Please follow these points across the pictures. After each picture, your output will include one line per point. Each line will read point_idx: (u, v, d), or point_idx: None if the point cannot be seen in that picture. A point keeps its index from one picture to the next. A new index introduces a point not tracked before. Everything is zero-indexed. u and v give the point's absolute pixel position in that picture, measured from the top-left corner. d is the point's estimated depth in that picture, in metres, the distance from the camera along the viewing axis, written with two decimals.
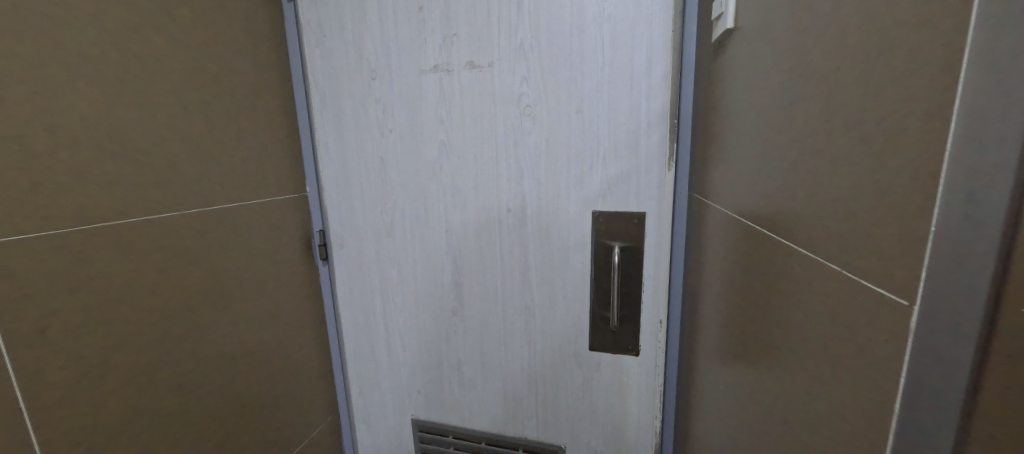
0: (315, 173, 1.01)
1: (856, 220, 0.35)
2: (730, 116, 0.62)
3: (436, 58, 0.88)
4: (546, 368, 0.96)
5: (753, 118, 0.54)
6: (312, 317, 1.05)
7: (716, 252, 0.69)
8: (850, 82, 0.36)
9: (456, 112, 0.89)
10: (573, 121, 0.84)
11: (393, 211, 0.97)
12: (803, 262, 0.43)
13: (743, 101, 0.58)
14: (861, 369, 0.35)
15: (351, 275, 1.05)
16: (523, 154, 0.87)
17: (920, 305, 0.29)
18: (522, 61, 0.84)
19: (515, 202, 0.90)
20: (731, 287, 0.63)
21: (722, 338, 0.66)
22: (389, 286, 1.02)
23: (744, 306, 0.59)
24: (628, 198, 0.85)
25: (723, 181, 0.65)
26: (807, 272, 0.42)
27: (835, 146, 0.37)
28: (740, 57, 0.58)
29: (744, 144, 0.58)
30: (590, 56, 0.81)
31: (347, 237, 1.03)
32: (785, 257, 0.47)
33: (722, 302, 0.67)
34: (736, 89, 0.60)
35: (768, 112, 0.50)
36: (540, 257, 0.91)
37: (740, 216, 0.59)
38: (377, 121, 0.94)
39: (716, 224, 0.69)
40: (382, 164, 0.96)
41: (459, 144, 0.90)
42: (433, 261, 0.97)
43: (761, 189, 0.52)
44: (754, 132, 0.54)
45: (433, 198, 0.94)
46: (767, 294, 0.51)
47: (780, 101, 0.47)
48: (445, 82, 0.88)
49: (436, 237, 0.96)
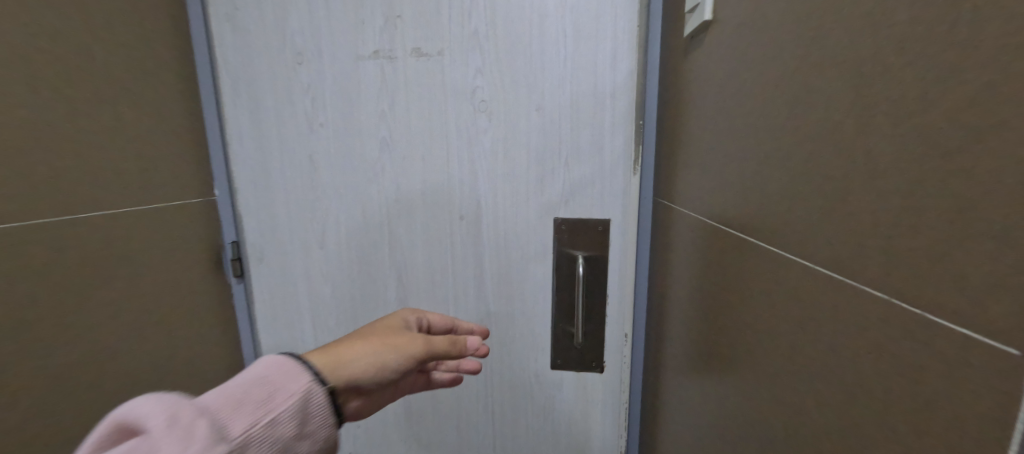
0: (226, 174, 0.84)
1: (874, 237, 0.29)
2: (706, 114, 0.57)
3: (377, 42, 0.76)
4: (506, 390, 0.87)
5: (733, 118, 0.49)
6: (225, 348, 0.87)
7: (685, 258, 0.65)
8: (860, 72, 0.30)
9: (400, 106, 0.78)
10: (533, 120, 0.76)
11: (324, 219, 0.83)
12: (796, 279, 0.37)
13: (721, 100, 0.53)
14: (872, 415, 0.29)
15: (273, 295, 0.89)
16: (478, 155, 0.78)
17: (981, 347, 0.23)
18: (476, 51, 0.75)
19: (470, 209, 0.80)
20: (703, 297, 0.59)
21: (693, 351, 0.62)
22: (320, 306, 0.88)
23: (719, 323, 0.54)
24: (592, 204, 0.78)
25: (695, 184, 0.61)
26: (802, 292, 0.36)
27: (844, 144, 0.31)
28: (719, 53, 0.53)
29: (720, 146, 0.53)
30: (551, 48, 0.73)
31: (268, 249, 0.86)
32: (772, 272, 0.41)
33: (693, 312, 0.63)
34: (715, 86, 0.54)
35: (752, 108, 0.45)
36: (497, 269, 0.82)
37: (716, 221, 0.54)
38: (304, 113, 0.79)
39: (685, 229, 0.65)
40: (312, 165, 0.81)
41: (405, 143, 0.79)
42: (370, 276, 0.85)
43: (741, 193, 0.47)
44: (734, 132, 0.49)
45: (373, 203, 0.82)
46: (745, 313, 0.46)
47: (766, 97, 0.42)
48: (387, 70, 0.77)
49: (377, 248, 0.84)
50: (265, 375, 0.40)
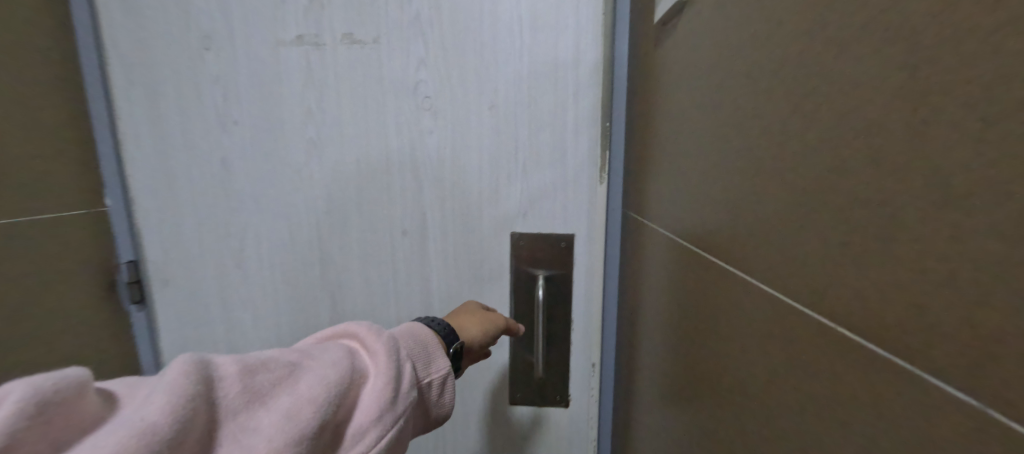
0: (117, 180, 0.69)
1: (936, 296, 0.19)
2: (679, 115, 0.48)
3: (300, 26, 0.64)
4: (458, 430, 0.76)
5: (710, 117, 0.40)
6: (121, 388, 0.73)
7: (657, 282, 0.56)
8: (899, 47, 0.20)
9: (330, 102, 0.66)
10: (486, 120, 0.66)
11: (241, 235, 0.70)
12: (791, 329, 0.28)
13: (696, 97, 0.43)
14: None
15: (180, 324, 0.73)
16: (423, 161, 0.67)
17: None
18: (419, 40, 0.64)
19: (414, 223, 0.69)
20: (676, 330, 0.50)
21: (665, 392, 0.53)
22: (237, 339, 0.73)
23: (692, 366, 0.45)
24: (553, 218, 0.68)
25: (667, 196, 0.52)
26: (803, 352, 0.26)
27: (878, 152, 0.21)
28: (692, 40, 0.44)
29: (695, 151, 0.43)
30: (506, 37, 0.63)
31: (171, 269, 0.71)
32: (755, 313, 0.32)
33: (665, 345, 0.53)
34: (688, 80, 0.45)
35: (734, 102, 0.35)
36: (447, 293, 0.71)
37: (690, 242, 0.45)
38: (214, 109, 0.66)
39: (655, 247, 0.56)
40: (225, 171, 0.68)
41: (337, 146, 0.67)
42: (297, 302, 0.72)
43: (719, 209, 0.37)
44: (712, 135, 0.40)
45: (299, 216, 0.69)
46: (724, 360, 0.37)
47: (756, 89, 0.32)
48: (313, 60, 0.65)
49: (306, 269, 0.71)
50: (415, 339, 0.44)
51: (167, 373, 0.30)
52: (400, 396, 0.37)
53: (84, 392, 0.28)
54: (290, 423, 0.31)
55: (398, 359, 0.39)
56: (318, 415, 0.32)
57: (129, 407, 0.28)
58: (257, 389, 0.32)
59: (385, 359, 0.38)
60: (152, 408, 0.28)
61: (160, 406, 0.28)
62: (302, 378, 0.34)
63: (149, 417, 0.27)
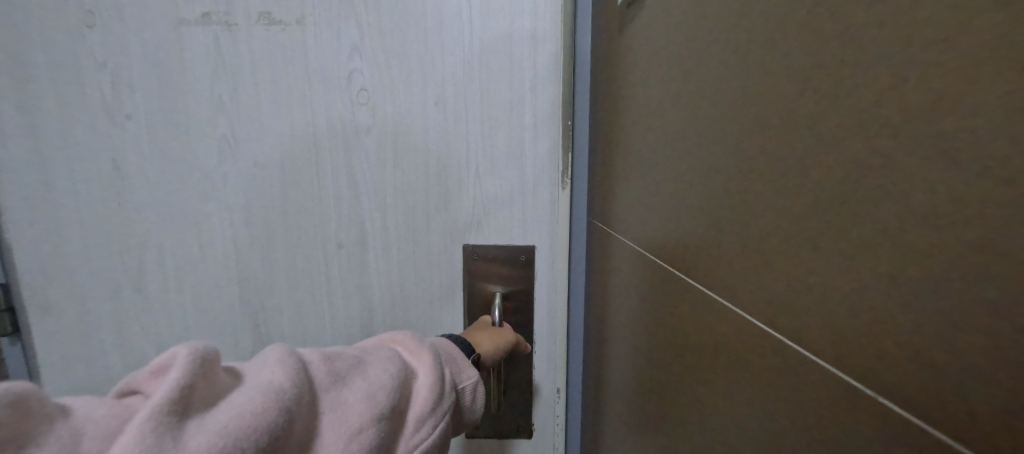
0: None
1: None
2: (645, 109, 0.41)
3: (207, 2, 0.54)
4: None
5: (683, 110, 0.33)
6: None
7: (626, 301, 0.49)
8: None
9: (246, 94, 0.56)
10: (431, 117, 0.57)
11: (138, 252, 0.58)
12: (824, 396, 0.21)
13: (664, 88, 0.36)
14: None
15: (66, 361, 0.60)
16: (359, 163, 0.58)
17: None
18: (351, 22, 0.55)
19: (351, 236, 0.59)
20: (648, 359, 0.42)
21: (636, 430, 0.45)
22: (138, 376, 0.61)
23: (668, 404, 0.38)
24: (511, 227, 0.60)
25: (635, 204, 0.45)
26: (850, 427, 0.20)
27: (994, 137, 0.15)
28: (660, 20, 0.37)
29: (666, 153, 0.36)
30: (453, 22, 0.55)
31: (51, 295, 0.59)
32: (760, 365, 0.25)
33: (637, 374, 0.46)
34: (656, 67, 0.38)
35: (720, 96, 0.28)
36: (391, 316, 0.61)
37: (664, 260, 0.38)
38: (102, 100, 0.55)
39: (623, 259, 0.49)
40: (117, 174, 0.57)
41: (255, 145, 0.57)
42: (213, 330, 0.61)
43: (703, 227, 0.30)
44: (687, 133, 0.32)
45: (211, 229, 0.58)
46: (712, 410, 0.30)
47: (750, 71, 0.25)
48: (223, 43, 0.55)
49: (222, 292, 0.60)
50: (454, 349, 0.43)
51: (177, 363, 0.29)
52: (445, 396, 0.37)
53: (217, 365, 0.31)
54: (367, 403, 0.32)
55: (443, 363, 0.39)
56: (389, 400, 0.34)
57: (254, 373, 0.31)
58: (340, 371, 0.34)
59: (433, 359, 0.38)
60: (272, 373, 0.31)
61: (279, 375, 0.31)
62: (368, 369, 0.35)
63: (272, 379, 0.30)
